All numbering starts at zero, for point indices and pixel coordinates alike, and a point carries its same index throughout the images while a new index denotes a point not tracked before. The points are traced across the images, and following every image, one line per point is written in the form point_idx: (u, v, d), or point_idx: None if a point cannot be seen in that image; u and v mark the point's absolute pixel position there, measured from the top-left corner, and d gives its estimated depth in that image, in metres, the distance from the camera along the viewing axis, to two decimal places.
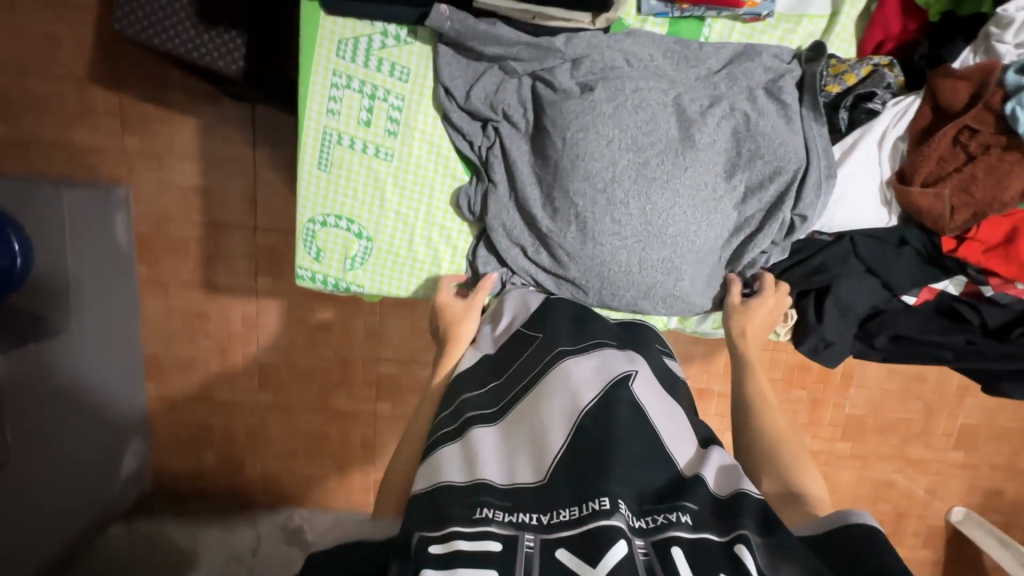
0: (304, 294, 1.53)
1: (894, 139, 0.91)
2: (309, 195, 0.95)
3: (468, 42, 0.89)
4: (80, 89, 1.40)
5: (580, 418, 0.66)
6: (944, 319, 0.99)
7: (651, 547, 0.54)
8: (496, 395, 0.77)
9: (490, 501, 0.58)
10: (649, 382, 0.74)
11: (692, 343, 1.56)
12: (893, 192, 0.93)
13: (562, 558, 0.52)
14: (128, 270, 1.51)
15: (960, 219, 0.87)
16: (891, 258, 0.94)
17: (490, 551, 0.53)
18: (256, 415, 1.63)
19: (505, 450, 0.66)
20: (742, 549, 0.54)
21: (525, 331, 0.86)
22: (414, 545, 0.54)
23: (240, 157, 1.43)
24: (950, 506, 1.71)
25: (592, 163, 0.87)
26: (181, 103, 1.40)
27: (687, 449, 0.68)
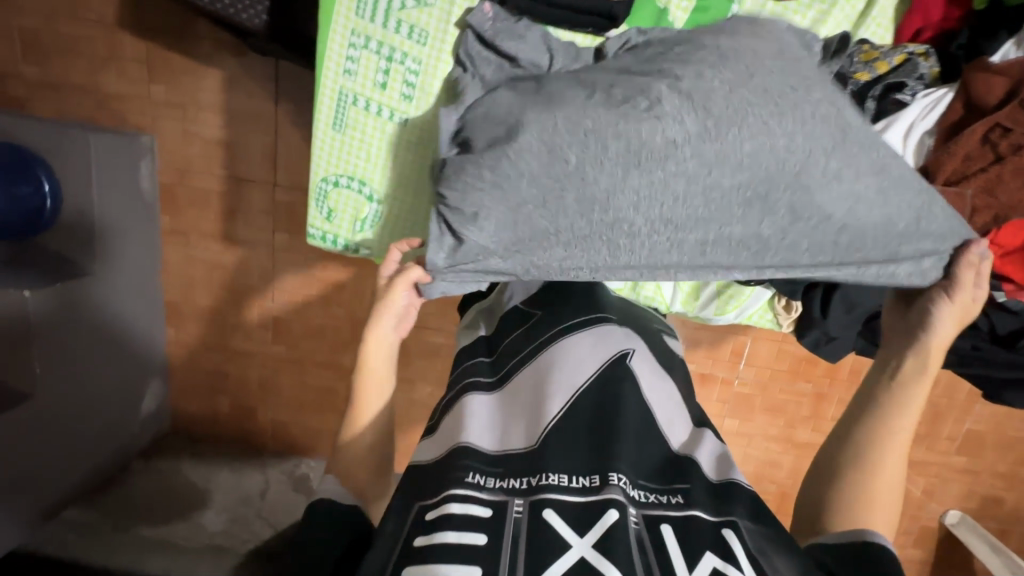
0: (319, 253, 1.56)
1: (922, 132, 0.87)
2: (323, 154, 0.96)
3: (499, 40, 0.88)
4: (110, 35, 1.41)
5: (577, 396, 0.67)
6: None
7: (642, 518, 0.55)
8: (495, 364, 0.78)
9: (477, 467, 0.60)
10: (647, 359, 0.75)
11: (699, 328, 1.56)
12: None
13: (550, 517, 0.53)
14: (151, 218, 1.55)
15: (980, 220, 0.83)
16: None
17: (480, 515, 0.54)
18: (269, 367, 1.69)
19: (498, 418, 0.68)
20: (729, 533, 0.54)
21: (524, 307, 0.88)
22: (411, 518, 0.57)
23: (262, 112, 1.44)
24: (946, 508, 1.71)
25: (644, 153, 0.75)
26: (206, 54, 1.41)
27: (680, 431, 0.68)
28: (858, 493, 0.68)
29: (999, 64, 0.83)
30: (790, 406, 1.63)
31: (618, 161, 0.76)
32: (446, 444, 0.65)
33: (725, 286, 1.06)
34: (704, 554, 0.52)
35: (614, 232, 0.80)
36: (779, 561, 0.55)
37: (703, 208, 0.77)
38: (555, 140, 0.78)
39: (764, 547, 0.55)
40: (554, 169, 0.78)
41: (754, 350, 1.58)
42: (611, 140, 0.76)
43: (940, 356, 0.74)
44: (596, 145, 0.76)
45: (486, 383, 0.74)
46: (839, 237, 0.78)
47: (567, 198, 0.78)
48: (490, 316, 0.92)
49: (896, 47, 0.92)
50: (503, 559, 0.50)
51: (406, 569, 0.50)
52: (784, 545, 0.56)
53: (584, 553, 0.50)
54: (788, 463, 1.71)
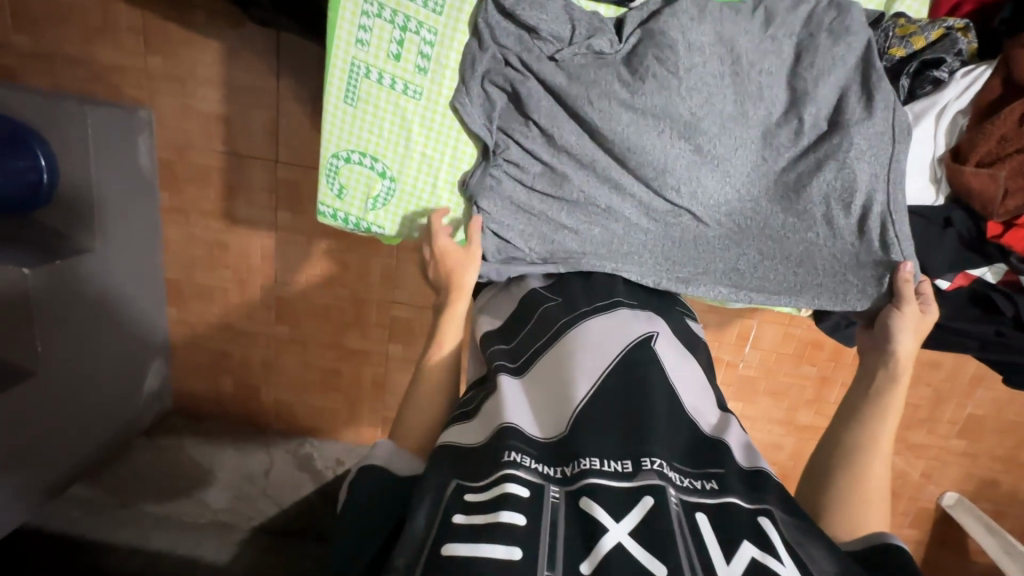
0: (322, 232, 1.53)
1: (954, 113, 0.85)
2: (334, 129, 0.93)
3: (521, 13, 0.85)
4: (103, 4, 1.36)
5: (603, 380, 0.67)
6: (976, 310, 0.96)
7: (680, 501, 0.55)
8: (514, 350, 0.78)
9: (519, 447, 0.59)
10: (670, 342, 0.76)
11: (706, 312, 1.55)
12: (944, 170, 0.87)
13: (586, 504, 0.52)
14: (151, 196, 1.52)
15: (1012, 204, 0.81)
16: (931, 240, 0.89)
17: (519, 495, 0.53)
18: (272, 347, 1.68)
19: (527, 402, 0.68)
20: (766, 521, 0.54)
21: (542, 292, 0.87)
22: (449, 494, 0.56)
23: (263, 86, 1.40)
24: (943, 490, 1.73)
25: (654, 208, 0.89)
26: (204, 25, 1.36)
27: (708, 415, 0.68)
28: (850, 497, 0.73)
29: None
30: (794, 389, 1.64)
31: (633, 214, 0.90)
32: (484, 433, 0.64)
33: None
34: (742, 543, 0.51)
35: (624, 252, 0.91)
36: (816, 552, 0.54)
37: (685, 206, 0.88)
38: (580, 188, 0.89)
39: (801, 538, 0.55)
40: (569, 194, 0.89)
41: (760, 333, 1.58)
42: (628, 195, 0.89)
43: (908, 367, 0.83)
44: (615, 199, 0.89)
45: (510, 368, 0.74)
46: (809, 266, 0.90)
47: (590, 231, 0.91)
48: (506, 299, 0.91)
49: (934, 20, 0.87)
50: (543, 543, 0.50)
51: (445, 547, 0.49)
52: (820, 535, 0.56)
53: (621, 539, 0.49)
54: (790, 445, 1.72)
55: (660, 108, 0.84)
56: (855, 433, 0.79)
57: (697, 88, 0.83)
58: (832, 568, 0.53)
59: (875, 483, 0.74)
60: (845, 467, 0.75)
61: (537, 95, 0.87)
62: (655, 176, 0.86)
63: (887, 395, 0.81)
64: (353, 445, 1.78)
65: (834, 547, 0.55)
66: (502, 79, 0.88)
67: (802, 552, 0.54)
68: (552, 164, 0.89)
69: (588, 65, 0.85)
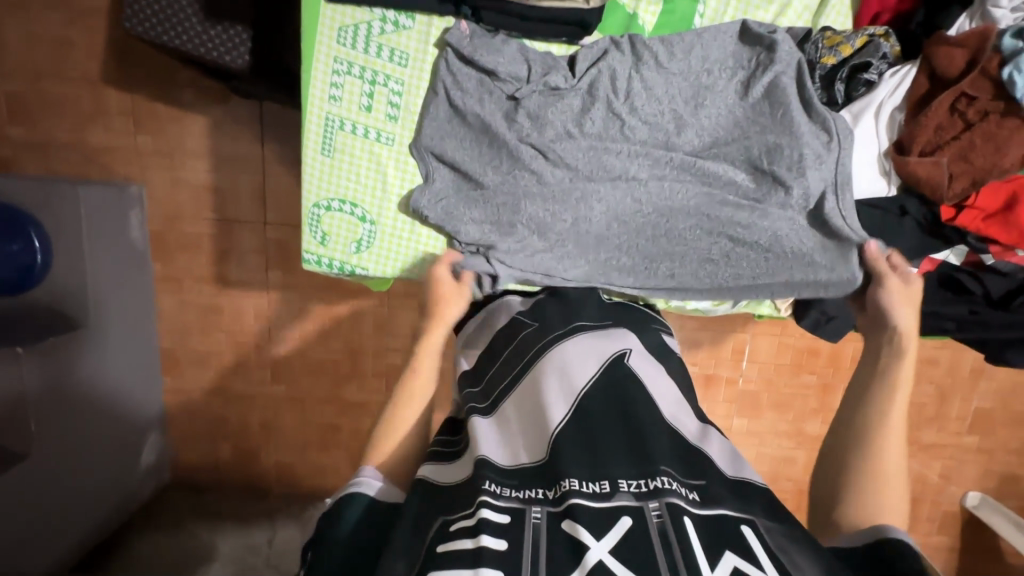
0: (314, 287, 1.56)
1: (890, 110, 0.90)
2: (313, 179, 0.97)
3: (479, 58, 0.90)
4: (94, 91, 1.44)
5: (578, 401, 0.67)
6: (947, 292, 0.98)
7: (665, 508, 0.53)
8: (486, 392, 0.78)
9: (493, 476, 0.60)
10: (643, 356, 0.76)
11: (698, 330, 1.57)
12: (891, 163, 0.91)
13: (567, 527, 0.52)
14: (144, 267, 1.55)
15: (958, 187, 0.85)
16: (893, 227, 0.91)
17: (499, 522, 0.54)
18: (271, 407, 1.66)
19: (501, 437, 0.68)
20: (748, 531, 0.53)
21: (520, 317, 0.87)
22: (435, 528, 0.57)
23: (250, 153, 1.47)
24: (965, 491, 1.69)
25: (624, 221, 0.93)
26: (190, 102, 1.44)
27: (689, 422, 0.67)
28: (864, 472, 0.70)
29: (957, 36, 0.86)
30: (798, 400, 1.63)
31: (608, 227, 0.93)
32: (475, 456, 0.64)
33: None
34: (724, 553, 0.50)
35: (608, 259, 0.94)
36: (801, 558, 0.52)
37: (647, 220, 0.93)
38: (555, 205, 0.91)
39: (785, 544, 0.53)
40: (536, 219, 0.92)
41: (755, 346, 1.59)
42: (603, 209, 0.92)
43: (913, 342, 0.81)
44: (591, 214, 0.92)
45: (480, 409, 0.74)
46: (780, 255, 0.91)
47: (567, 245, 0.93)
48: (484, 330, 0.91)
49: (857, 30, 0.93)
50: (524, 565, 0.50)
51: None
52: (804, 540, 0.54)
53: (602, 557, 0.49)
54: (803, 458, 1.68)
55: (614, 137, 0.91)
56: (870, 408, 0.75)
57: (651, 116, 0.90)
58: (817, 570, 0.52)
59: (892, 458, 0.71)
60: (864, 445, 0.72)
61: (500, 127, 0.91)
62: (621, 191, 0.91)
63: (895, 369, 0.78)
64: None
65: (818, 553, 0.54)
66: (467, 121, 0.93)
67: (787, 560, 0.52)
68: (518, 189, 0.91)
69: (548, 102, 0.90)
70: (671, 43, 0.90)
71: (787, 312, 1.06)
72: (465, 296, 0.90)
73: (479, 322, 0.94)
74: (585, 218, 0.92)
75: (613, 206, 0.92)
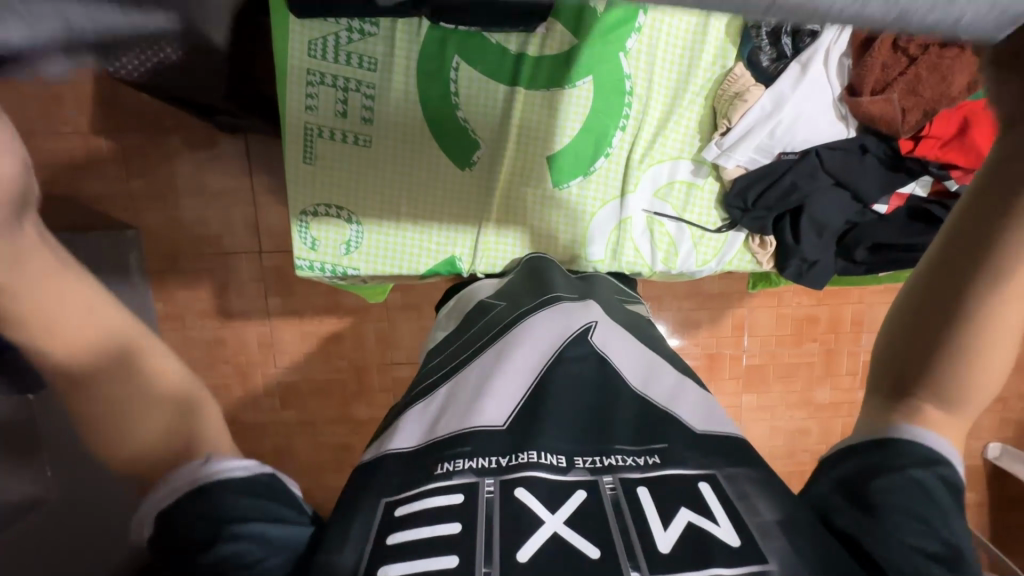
0: (313, 308, 1.59)
1: (838, 57, 0.96)
2: (298, 188, 0.99)
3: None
4: (85, 142, 1.49)
5: (542, 371, 0.66)
6: (918, 221, 1.04)
7: (619, 482, 0.53)
8: (446, 362, 0.74)
9: (447, 454, 0.57)
10: (612, 328, 0.73)
11: (694, 310, 1.58)
12: (846, 107, 0.98)
13: (522, 497, 0.51)
14: (146, 307, 1.57)
15: (912, 119, 0.95)
16: (857, 166, 0.99)
17: (452, 504, 0.51)
18: (283, 434, 1.67)
19: (460, 398, 0.64)
20: (705, 486, 0.52)
21: (487, 301, 0.86)
22: (380, 514, 0.53)
23: (239, 185, 1.52)
24: (985, 443, 1.68)
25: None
26: (177, 143, 1.49)
27: (659, 386, 0.65)
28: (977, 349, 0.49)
29: None
30: (804, 368, 1.64)
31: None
32: (436, 434, 0.60)
33: (698, 233, 1.06)
34: (679, 510, 0.50)
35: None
36: (761, 504, 0.51)
37: None
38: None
39: (746, 491, 0.52)
40: None
41: (754, 320, 1.60)
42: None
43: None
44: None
45: (439, 376, 0.70)
46: None
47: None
48: (456, 311, 0.92)
49: None
50: (479, 544, 0.48)
51: (382, 569, 0.47)
52: (768, 486, 0.53)
53: (557, 528, 0.49)
54: (817, 429, 1.68)
55: None
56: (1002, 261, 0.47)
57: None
58: (775, 517, 0.50)
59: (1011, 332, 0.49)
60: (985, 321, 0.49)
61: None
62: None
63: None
64: None
65: (783, 498, 0.52)
66: None
67: (742, 504, 0.51)
68: None
69: None
70: None
71: (768, 265, 1.09)
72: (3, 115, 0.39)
73: (454, 306, 0.94)
74: None
75: None
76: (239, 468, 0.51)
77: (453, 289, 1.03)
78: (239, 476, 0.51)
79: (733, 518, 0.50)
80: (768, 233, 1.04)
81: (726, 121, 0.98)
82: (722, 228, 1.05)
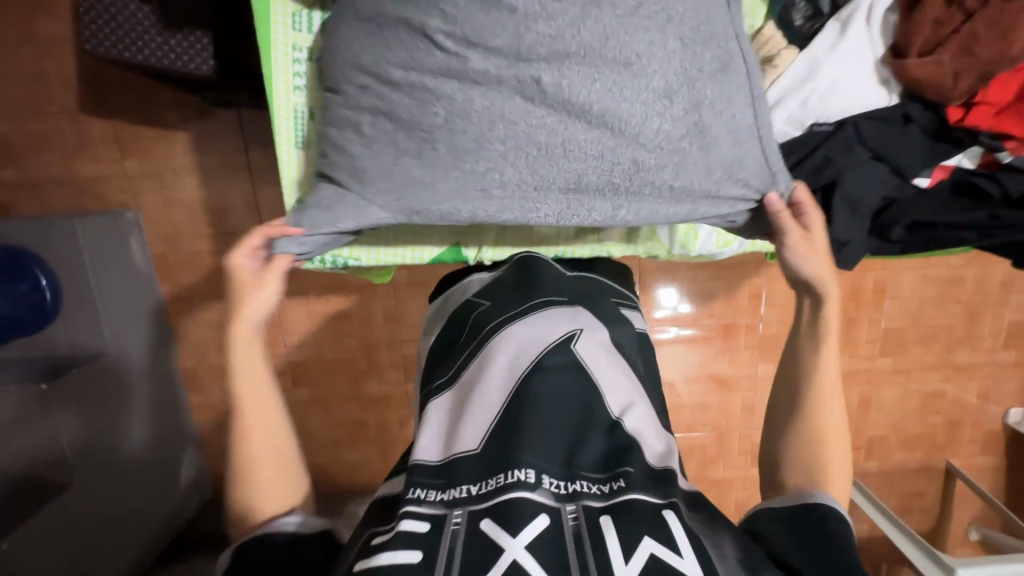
0: (318, 288, 1.56)
1: (883, 12, 0.88)
2: (291, 176, 0.95)
3: None
4: (75, 123, 1.44)
5: (519, 382, 0.65)
6: (961, 197, 0.95)
7: (581, 511, 0.55)
8: (436, 376, 0.75)
9: (424, 481, 0.60)
10: (598, 340, 0.72)
11: (709, 281, 1.54)
12: (889, 71, 0.90)
13: (487, 528, 0.53)
14: (152, 290, 1.54)
15: (966, 84, 0.83)
16: (897, 137, 0.90)
17: (417, 531, 0.53)
18: (297, 411, 1.67)
19: (447, 418, 0.66)
20: (669, 514, 0.56)
21: (474, 298, 0.83)
22: (361, 541, 0.59)
23: (235, 161, 1.46)
24: (1006, 408, 1.66)
25: (553, 114, 0.75)
26: (169, 120, 1.44)
27: (637, 414, 0.66)
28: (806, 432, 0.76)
29: None
30: None
31: (540, 144, 0.76)
32: (440, 454, 0.63)
33: None
34: (642, 539, 0.52)
35: (546, 215, 0.80)
36: (727, 546, 0.56)
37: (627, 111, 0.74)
38: (458, 68, 0.73)
39: (715, 537, 0.57)
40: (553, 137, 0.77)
41: (772, 290, 1.55)
42: (510, 98, 0.74)
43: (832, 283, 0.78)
44: (525, 173, 0.77)
45: (439, 386, 0.72)
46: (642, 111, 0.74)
47: (470, 139, 0.76)
48: (442, 313, 0.90)
49: None
50: (437, 573, 0.50)
51: None
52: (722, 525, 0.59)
53: (516, 556, 0.50)
54: None
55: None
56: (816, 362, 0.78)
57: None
58: (736, 556, 0.55)
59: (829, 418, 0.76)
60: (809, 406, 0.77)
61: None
62: (553, 41, 0.71)
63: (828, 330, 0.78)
64: None
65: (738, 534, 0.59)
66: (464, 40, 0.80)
67: (707, 542, 0.56)
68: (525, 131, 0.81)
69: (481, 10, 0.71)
70: None
71: None
72: (269, 287, 0.80)
73: (432, 315, 0.93)
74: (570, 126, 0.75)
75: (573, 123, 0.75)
76: (286, 523, 0.70)
77: (449, 280, 0.99)
78: (284, 526, 0.70)
79: (695, 551, 0.53)
80: (796, 211, 0.95)
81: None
82: None
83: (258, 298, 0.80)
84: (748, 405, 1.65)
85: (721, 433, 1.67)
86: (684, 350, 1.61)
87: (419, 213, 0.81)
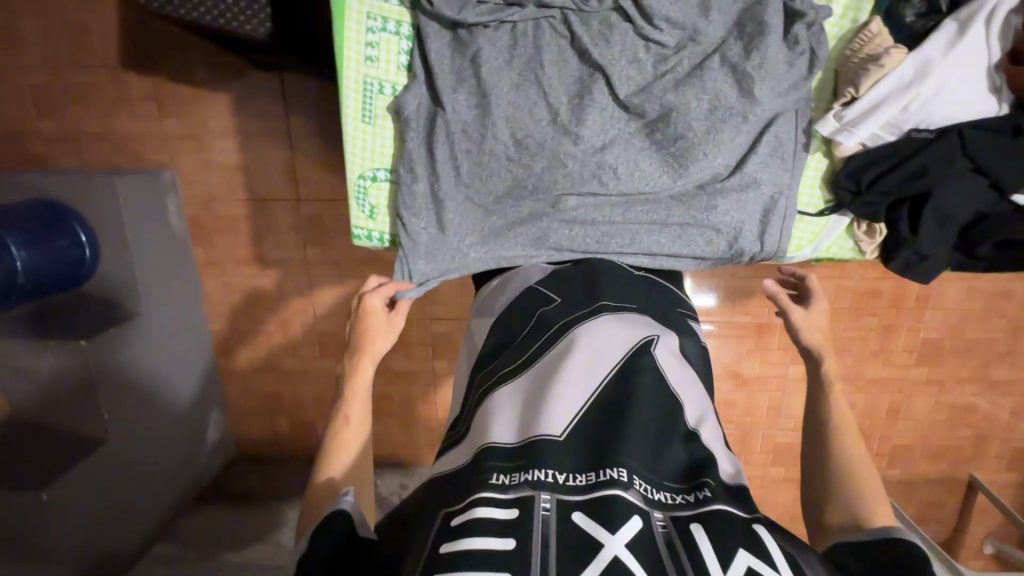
0: (350, 260, 1.54)
1: (1005, 14, 0.84)
2: (356, 149, 0.95)
3: (476, 31, 0.87)
4: (115, 78, 1.42)
5: (604, 385, 0.66)
6: None
7: (669, 520, 0.56)
8: (500, 363, 0.75)
9: (501, 466, 0.60)
10: (671, 348, 0.73)
11: (748, 278, 1.51)
12: (1003, 78, 0.86)
13: (579, 521, 0.53)
14: (184, 251, 1.54)
15: None
16: (1003, 150, 0.86)
17: (507, 518, 0.54)
18: (323, 381, 1.66)
19: (522, 407, 0.66)
20: (759, 527, 0.56)
21: (540, 289, 0.84)
22: (439, 519, 0.57)
23: (275, 127, 1.44)
24: None
25: (610, 180, 0.90)
26: (209, 80, 1.41)
27: (710, 426, 0.68)
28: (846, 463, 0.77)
29: None
30: (857, 342, 1.57)
31: (599, 200, 0.92)
32: (519, 436, 0.63)
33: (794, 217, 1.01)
34: (738, 552, 0.53)
35: (618, 247, 0.92)
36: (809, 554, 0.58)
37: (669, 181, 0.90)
38: (537, 135, 0.89)
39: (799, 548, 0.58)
40: (608, 194, 0.92)
41: None
42: (577, 163, 0.89)
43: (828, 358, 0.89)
44: (586, 223, 0.92)
45: (507, 374, 0.72)
46: (685, 181, 0.91)
47: (555, 183, 0.90)
48: (497, 296, 0.90)
49: None
50: (535, 559, 0.50)
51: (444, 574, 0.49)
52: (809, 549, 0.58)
53: (617, 552, 0.51)
54: (864, 404, 1.63)
55: (634, 84, 0.89)
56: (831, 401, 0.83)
57: (676, 15, 0.86)
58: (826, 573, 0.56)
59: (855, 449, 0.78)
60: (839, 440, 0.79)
61: (489, 48, 0.87)
62: (617, 111, 0.89)
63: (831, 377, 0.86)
64: (414, 468, 1.76)
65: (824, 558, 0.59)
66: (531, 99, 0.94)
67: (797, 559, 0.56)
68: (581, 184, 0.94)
69: (557, 91, 0.88)
70: (667, 57, 0.88)
71: (873, 254, 1.01)
72: (395, 331, 0.91)
73: (482, 299, 0.93)
74: (622, 189, 0.91)
75: (626, 186, 0.91)
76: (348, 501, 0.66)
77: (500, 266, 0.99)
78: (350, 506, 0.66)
79: (791, 568, 0.53)
80: (878, 220, 0.95)
81: (852, 91, 0.89)
82: (825, 211, 0.99)
83: (383, 338, 0.90)
84: (775, 405, 1.63)
85: (744, 431, 1.66)
86: (715, 346, 1.59)
87: (508, 259, 0.93)
